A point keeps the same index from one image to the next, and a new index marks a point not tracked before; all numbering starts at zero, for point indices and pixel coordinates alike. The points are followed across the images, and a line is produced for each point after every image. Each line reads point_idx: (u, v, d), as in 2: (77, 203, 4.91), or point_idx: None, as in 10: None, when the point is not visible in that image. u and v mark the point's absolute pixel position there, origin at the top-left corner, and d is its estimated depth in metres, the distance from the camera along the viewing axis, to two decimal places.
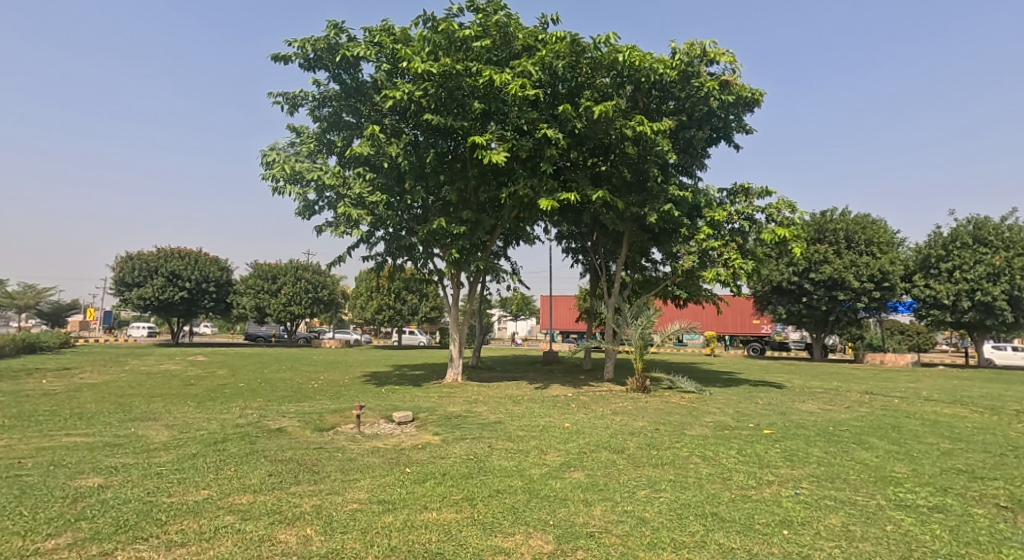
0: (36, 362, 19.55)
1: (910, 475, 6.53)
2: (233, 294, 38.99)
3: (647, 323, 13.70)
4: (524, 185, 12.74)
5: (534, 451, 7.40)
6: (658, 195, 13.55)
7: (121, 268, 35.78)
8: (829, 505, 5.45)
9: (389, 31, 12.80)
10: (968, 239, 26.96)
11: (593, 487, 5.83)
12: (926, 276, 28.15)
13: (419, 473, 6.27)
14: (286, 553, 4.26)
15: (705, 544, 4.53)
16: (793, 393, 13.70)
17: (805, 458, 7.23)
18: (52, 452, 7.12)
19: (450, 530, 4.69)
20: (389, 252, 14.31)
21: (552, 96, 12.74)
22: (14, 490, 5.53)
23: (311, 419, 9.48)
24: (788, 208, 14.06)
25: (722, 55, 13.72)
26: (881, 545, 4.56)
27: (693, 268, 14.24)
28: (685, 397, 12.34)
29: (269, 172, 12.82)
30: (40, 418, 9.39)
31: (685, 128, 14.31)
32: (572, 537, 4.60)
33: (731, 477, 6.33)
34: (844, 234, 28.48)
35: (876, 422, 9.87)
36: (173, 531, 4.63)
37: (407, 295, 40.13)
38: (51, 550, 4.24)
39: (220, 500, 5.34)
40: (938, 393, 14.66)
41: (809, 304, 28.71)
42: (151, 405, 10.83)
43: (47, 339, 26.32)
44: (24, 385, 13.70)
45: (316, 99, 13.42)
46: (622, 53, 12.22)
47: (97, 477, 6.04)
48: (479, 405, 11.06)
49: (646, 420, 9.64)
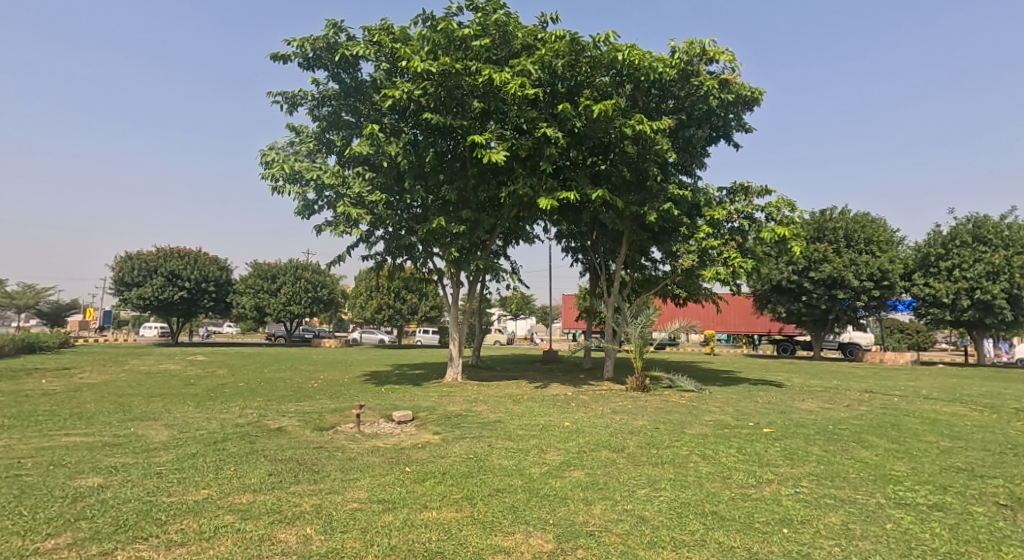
0: (36, 362, 19.54)
1: (910, 473, 6.54)
2: (233, 294, 38.98)
3: (647, 322, 13.69)
4: (524, 184, 12.72)
5: (534, 450, 7.41)
6: (657, 194, 13.55)
7: (121, 268, 35.78)
8: (829, 503, 5.46)
9: (388, 30, 12.79)
10: (968, 238, 27.01)
11: (593, 486, 5.84)
12: (925, 274, 28.18)
13: (419, 473, 6.27)
14: (286, 553, 4.26)
15: (705, 543, 4.53)
16: (793, 392, 13.70)
17: (805, 456, 7.23)
18: (51, 452, 7.10)
19: (450, 529, 4.69)
20: (388, 251, 14.32)
21: (551, 95, 12.74)
22: (13, 490, 5.53)
23: (310, 418, 9.47)
24: (787, 207, 14.05)
25: (722, 53, 13.71)
26: (881, 544, 4.57)
27: (693, 267, 14.24)
28: (685, 396, 12.35)
29: (268, 172, 12.81)
30: (40, 418, 9.37)
31: (685, 127, 14.31)
32: (572, 536, 4.60)
33: (731, 476, 6.33)
34: (844, 233, 28.49)
35: (876, 421, 9.87)
36: (173, 531, 4.63)
37: (407, 295, 40.16)
38: (51, 550, 4.24)
39: (220, 500, 5.34)
40: (938, 391, 14.67)
41: (809, 303, 28.71)
42: (150, 405, 10.82)
43: (47, 339, 26.32)
44: (24, 385, 13.69)
45: (315, 98, 13.39)
46: (622, 52, 12.21)
47: (97, 477, 6.04)
48: (479, 404, 11.07)
49: (645, 419, 9.64)
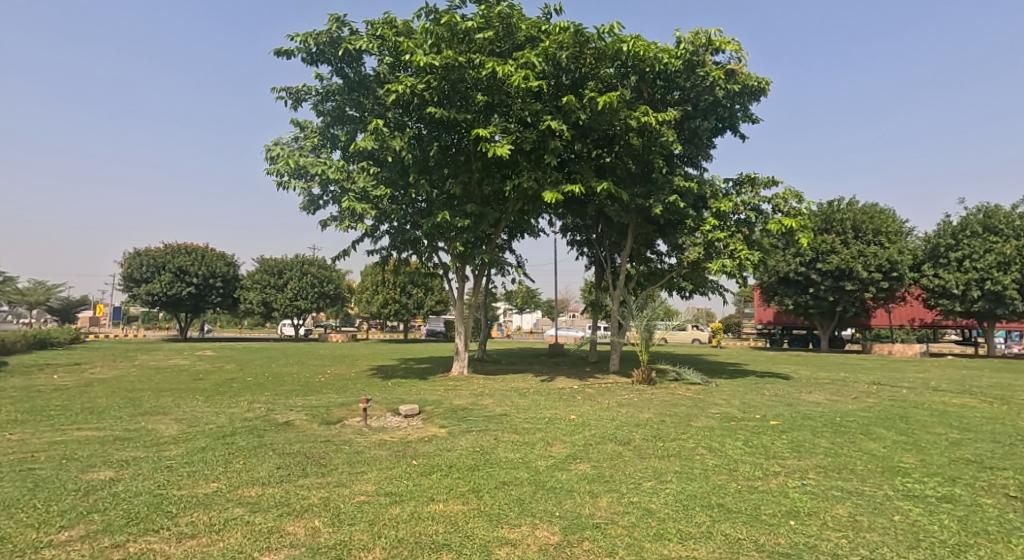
0: (46, 358, 19.70)
1: (918, 465, 6.50)
2: (240, 290, 39.11)
3: (654, 314, 13.59)
4: (528, 177, 12.60)
5: (540, 443, 7.42)
6: (662, 186, 13.55)
7: (129, 263, 35.91)
8: (837, 495, 5.45)
9: (392, 24, 12.81)
10: (978, 228, 26.74)
11: (599, 479, 5.84)
12: (935, 265, 27.82)
13: (425, 466, 6.31)
14: (295, 545, 4.31)
15: (712, 535, 4.52)
16: (800, 384, 13.65)
17: (812, 448, 7.21)
18: (63, 446, 7.19)
19: (457, 521, 4.73)
20: (394, 246, 14.43)
21: (555, 88, 12.75)
22: (27, 484, 5.59)
23: (317, 412, 9.51)
24: (795, 198, 13.96)
25: (728, 43, 13.64)
26: (889, 536, 4.56)
27: (700, 259, 14.17)
28: (691, 389, 12.28)
29: (273, 167, 12.88)
30: (52, 412, 9.49)
31: (690, 118, 14.27)
32: (578, 528, 4.63)
33: (737, 468, 6.32)
34: (852, 224, 28.21)
35: (884, 413, 9.82)
36: (183, 523, 4.69)
37: (413, 289, 40.24)
38: (64, 542, 4.30)
39: (229, 493, 5.39)
40: (947, 382, 14.55)
41: (816, 295, 28.66)
42: (161, 400, 10.88)
43: (57, 336, 26.56)
44: (35, 380, 13.78)
45: (319, 94, 13.33)
46: (626, 43, 12.07)
47: (108, 470, 6.12)
48: (485, 397, 11.13)
49: (651, 412, 9.62)
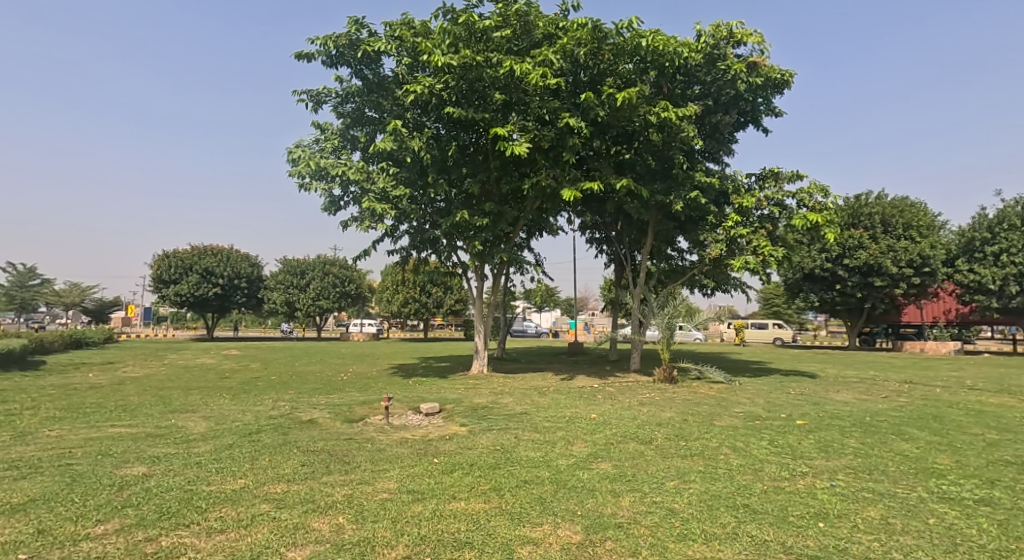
0: (79, 357, 20.14)
1: (954, 467, 6.30)
2: (264, 290, 39.80)
3: (676, 312, 13.43)
4: (546, 176, 12.60)
5: (561, 442, 7.39)
6: (683, 182, 13.36)
7: (158, 265, 36.76)
8: (868, 497, 5.33)
9: (410, 25, 12.87)
10: (1016, 221, 25.80)
11: (622, 479, 5.79)
12: (970, 260, 27.02)
13: (447, 464, 6.33)
14: (320, 541, 4.36)
15: (738, 536, 4.46)
16: (828, 382, 13.37)
17: (841, 448, 7.06)
18: (98, 442, 7.39)
19: (479, 520, 4.73)
20: (413, 246, 14.51)
21: (573, 85, 12.61)
22: (66, 478, 5.78)
23: (340, 411, 9.58)
24: (820, 192, 13.67)
25: (749, 36, 13.43)
26: (923, 539, 4.43)
27: (721, 256, 14.00)
28: (715, 388, 12.06)
29: (295, 169, 13.05)
30: (87, 410, 9.77)
31: (711, 112, 14.10)
32: (600, 528, 4.60)
33: (763, 468, 6.22)
34: (881, 218, 27.46)
35: (917, 412, 9.53)
36: (213, 518, 4.78)
37: (433, 288, 40.48)
38: (100, 535, 4.43)
39: (256, 489, 5.48)
40: (982, 381, 14.14)
41: (843, 291, 28.00)
42: (189, 398, 11.12)
43: (91, 336, 27.36)
44: (70, 379, 14.20)
45: (339, 96, 13.48)
46: (645, 38, 11.99)
47: (141, 466, 6.27)
48: (505, 396, 11.12)
49: (673, 412, 9.48)
